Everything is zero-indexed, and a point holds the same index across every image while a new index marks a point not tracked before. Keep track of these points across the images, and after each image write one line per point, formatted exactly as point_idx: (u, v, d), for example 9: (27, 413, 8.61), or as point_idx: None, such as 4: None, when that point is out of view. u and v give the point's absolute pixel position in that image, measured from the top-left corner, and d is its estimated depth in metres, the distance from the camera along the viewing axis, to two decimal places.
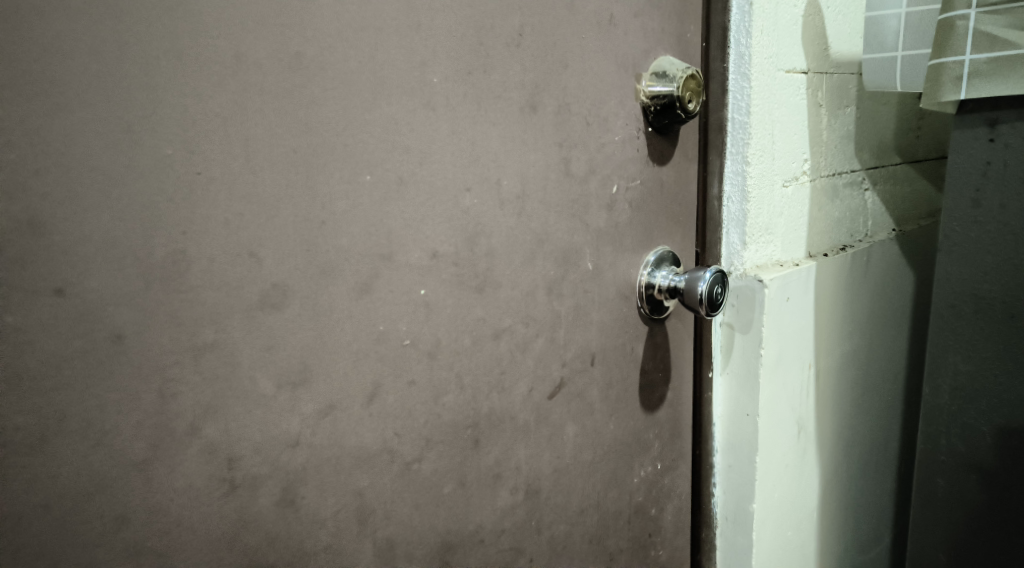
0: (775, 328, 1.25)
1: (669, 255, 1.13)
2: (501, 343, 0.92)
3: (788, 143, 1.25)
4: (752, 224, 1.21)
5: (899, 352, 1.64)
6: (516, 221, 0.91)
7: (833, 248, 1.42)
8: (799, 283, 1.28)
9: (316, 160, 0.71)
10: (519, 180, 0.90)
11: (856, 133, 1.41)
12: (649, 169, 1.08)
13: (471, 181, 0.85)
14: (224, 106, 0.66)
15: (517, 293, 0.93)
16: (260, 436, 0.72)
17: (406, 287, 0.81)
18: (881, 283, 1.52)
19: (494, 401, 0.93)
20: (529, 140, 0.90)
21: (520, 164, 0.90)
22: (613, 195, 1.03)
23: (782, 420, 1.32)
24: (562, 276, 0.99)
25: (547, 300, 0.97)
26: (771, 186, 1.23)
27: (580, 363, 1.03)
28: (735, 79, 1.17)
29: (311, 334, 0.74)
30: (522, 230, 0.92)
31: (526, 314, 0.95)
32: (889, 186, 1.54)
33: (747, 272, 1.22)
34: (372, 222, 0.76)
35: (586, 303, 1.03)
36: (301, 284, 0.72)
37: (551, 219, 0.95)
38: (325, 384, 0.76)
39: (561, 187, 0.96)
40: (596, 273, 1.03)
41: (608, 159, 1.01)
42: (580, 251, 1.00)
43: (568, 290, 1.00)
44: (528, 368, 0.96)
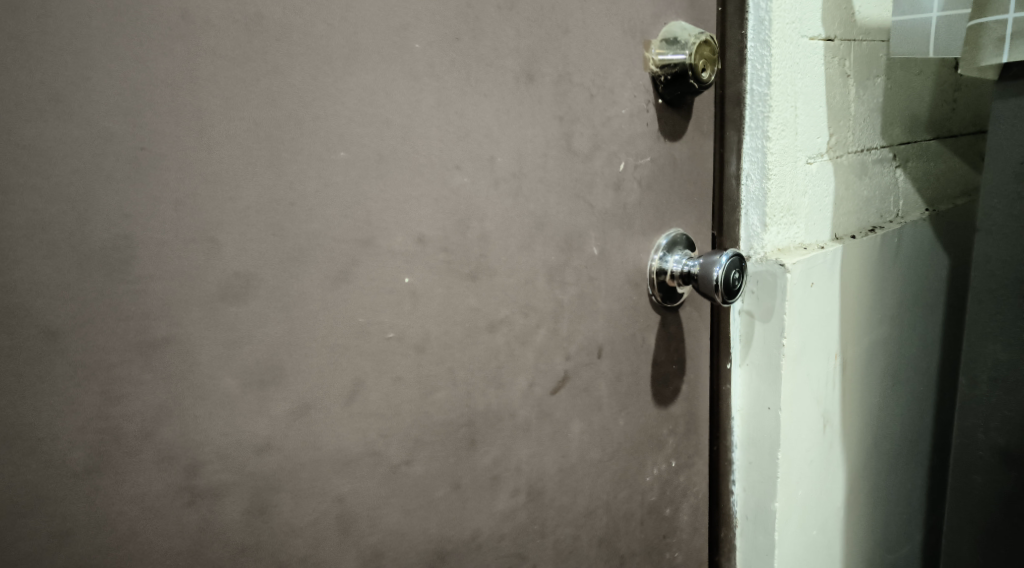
0: (798, 315, 1.16)
1: (682, 238, 1.05)
2: (497, 336, 0.85)
3: (812, 116, 1.16)
4: (773, 204, 1.13)
5: (931, 339, 1.55)
6: (512, 202, 0.84)
7: (861, 229, 1.33)
8: (824, 268, 1.20)
9: (281, 135, 0.64)
10: (515, 157, 0.83)
11: (886, 106, 1.32)
12: (660, 145, 1.00)
13: (461, 158, 0.78)
14: (171, 73, 0.59)
15: (515, 281, 0.86)
16: (228, 438, 0.65)
17: (389, 275, 0.74)
18: (912, 266, 1.43)
19: (492, 397, 0.86)
20: (526, 113, 0.83)
21: (516, 139, 0.82)
22: (620, 173, 0.95)
23: (805, 413, 1.24)
24: (564, 262, 0.91)
25: (548, 288, 0.90)
26: (793, 162, 1.15)
27: (586, 356, 0.96)
28: (755, 47, 1.08)
29: (281, 328, 0.67)
30: (519, 212, 0.85)
31: (525, 304, 0.87)
32: (921, 163, 1.45)
33: (768, 256, 1.14)
34: (349, 203, 0.70)
35: (591, 291, 0.95)
36: (268, 273, 0.65)
37: (552, 199, 0.88)
38: (299, 382, 0.69)
39: (563, 164, 0.88)
40: (602, 259, 0.96)
41: (615, 135, 0.93)
42: (584, 235, 0.93)
43: (570, 277, 0.92)
44: (528, 362, 0.89)
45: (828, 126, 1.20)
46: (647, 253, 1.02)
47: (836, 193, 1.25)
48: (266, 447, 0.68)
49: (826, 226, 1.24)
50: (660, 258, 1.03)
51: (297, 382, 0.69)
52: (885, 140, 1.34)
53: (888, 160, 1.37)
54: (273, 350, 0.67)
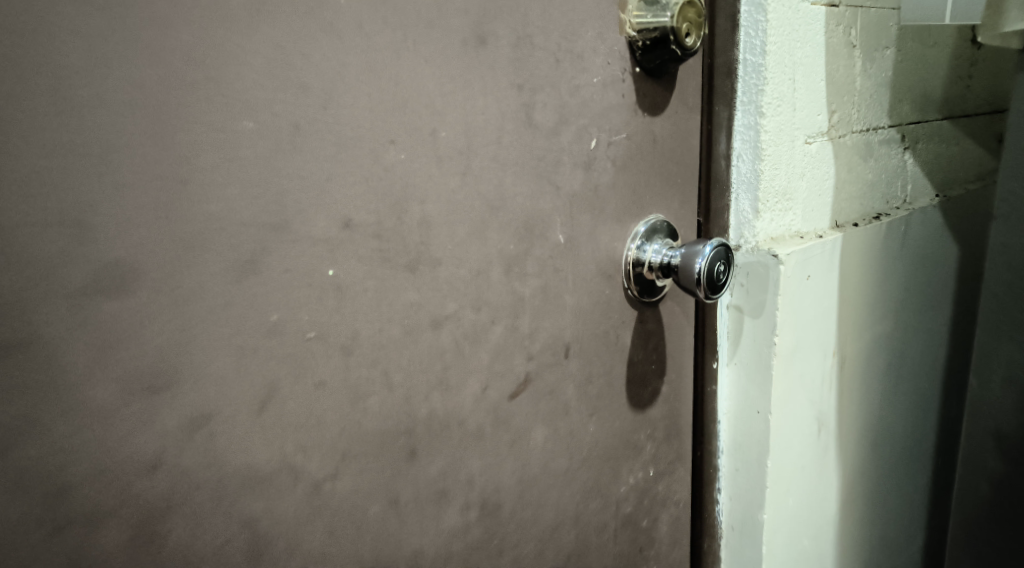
0: (792, 310, 1.06)
1: (663, 225, 0.94)
2: (443, 334, 0.75)
3: (812, 91, 1.05)
4: (766, 187, 1.02)
5: (938, 335, 1.44)
6: (459, 182, 0.74)
7: (865, 216, 1.22)
8: (822, 258, 1.09)
9: (167, 99, 0.55)
10: (462, 130, 0.73)
11: (896, 82, 1.21)
12: (638, 120, 0.89)
13: (394, 130, 0.68)
14: (21, 20, 0.51)
15: (465, 272, 0.76)
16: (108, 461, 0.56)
17: (307, 266, 0.63)
18: (919, 257, 1.32)
19: (439, 404, 0.75)
20: (478, 80, 0.73)
21: (463, 110, 0.72)
22: (593, 152, 0.85)
23: (799, 416, 1.14)
24: (524, 250, 0.81)
25: (505, 280, 0.79)
26: (790, 142, 1.04)
27: (550, 355, 0.86)
28: (749, 12, 0.97)
29: (173, 327, 0.57)
30: (468, 193, 0.74)
31: (477, 298, 0.77)
32: (933, 144, 1.33)
33: (759, 245, 1.04)
34: (262, 180, 0.60)
35: (557, 282, 0.85)
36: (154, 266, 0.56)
37: (509, 179, 0.77)
38: (201, 392, 0.59)
39: (521, 139, 0.78)
40: (570, 247, 0.85)
41: (585, 107, 0.83)
42: (548, 220, 0.82)
43: (531, 267, 0.82)
44: (481, 363, 0.79)
45: (830, 102, 1.09)
46: (624, 240, 0.92)
47: (837, 176, 1.14)
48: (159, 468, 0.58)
49: (826, 213, 1.13)
50: (636, 247, 0.92)
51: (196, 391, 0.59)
52: (893, 119, 1.23)
53: (896, 141, 1.25)
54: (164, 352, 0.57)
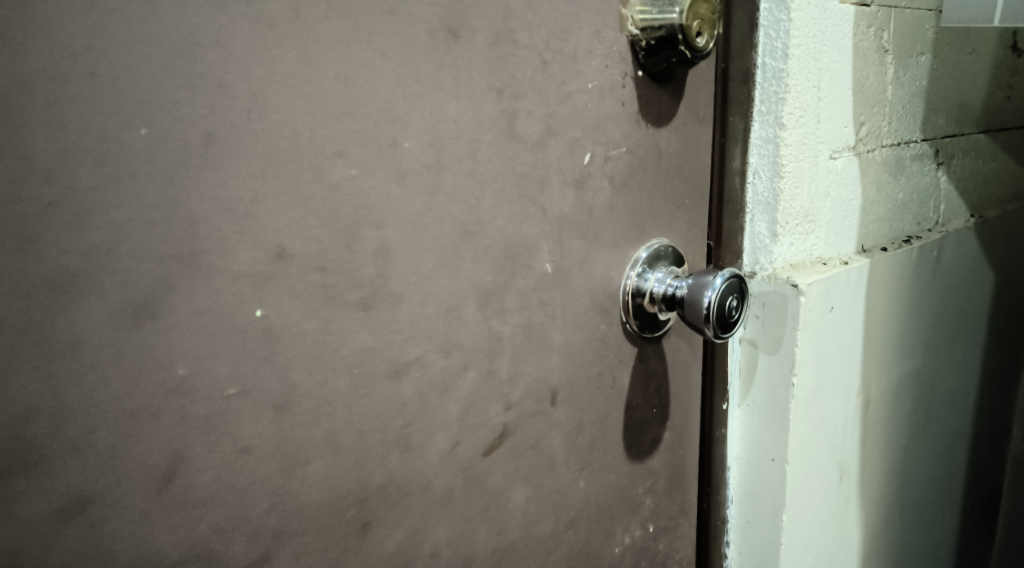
0: (813, 347, 0.94)
1: (667, 250, 0.83)
2: (404, 384, 0.63)
3: (840, 100, 0.93)
4: (786, 208, 0.90)
5: (969, 369, 1.32)
6: (426, 202, 0.62)
7: (894, 239, 1.10)
8: (848, 288, 0.97)
9: (34, 100, 0.45)
10: (430, 141, 0.61)
11: (930, 91, 1.09)
12: (640, 131, 0.78)
13: (342, 141, 0.55)
14: None
15: (432, 310, 0.64)
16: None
17: (228, 306, 0.52)
18: (952, 284, 1.20)
19: (399, 467, 0.63)
20: (449, 82, 0.61)
21: (431, 117, 0.61)
22: (587, 168, 0.74)
23: (818, 464, 1.02)
24: (503, 281, 0.69)
25: (481, 317, 0.67)
26: (813, 157, 0.92)
27: (534, 404, 0.74)
28: (770, 9, 0.85)
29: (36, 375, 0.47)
30: (437, 217, 0.63)
31: (447, 340, 0.65)
32: (968, 160, 1.21)
33: (777, 273, 0.92)
34: (159, 199, 0.49)
35: (543, 319, 0.73)
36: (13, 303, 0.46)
37: (486, 199, 0.66)
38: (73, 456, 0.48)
39: (501, 152, 0.66)
40: (560, 278, 0.74)
41: (577, 116, 0.72)
42: (533, 248, 0.70)
43: (512, 302, 0.70)
44: (451, 417, 0.67)
45: (859, 113, 0.97)
46: (623, 269, 0.80)
47: (865, 196, 1.02)
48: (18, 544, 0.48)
49: (852, 238, 1.01)
50: (636, 275, 0.80)
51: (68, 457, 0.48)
52: (926, 133, 1.10)
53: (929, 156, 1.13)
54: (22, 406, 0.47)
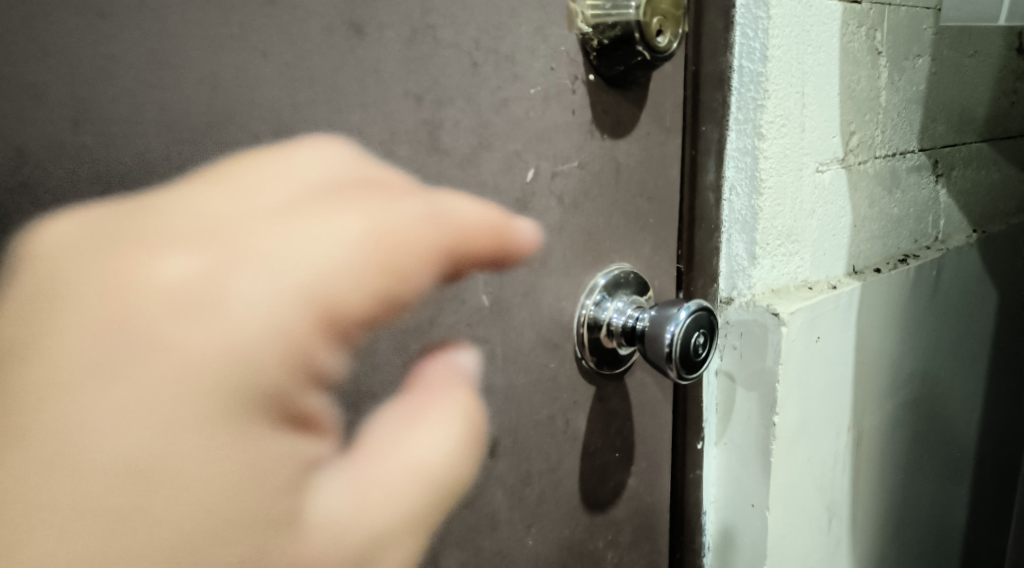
0: (796, 382, 0.84)
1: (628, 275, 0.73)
2: (303, 443, 0.53)
3: (827, 107, 0.84)
4: (766, 228, 0.81)
5: (973, 393, 1.22)
6: (326, 228, 0.53)
7: (889, 258, 1.00)
8: (837, 315, 0.87)
9: None
10: (329, 156, 0.53)
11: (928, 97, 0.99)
12: (595, 143, 0.69)
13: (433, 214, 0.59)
14: None
15: (339, 355, 0.54)
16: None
17: (60, 360, 0.46)
18: (953, 305, 1.10)
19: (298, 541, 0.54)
20: (354, 88, 0.53)
21: (330, 129, 0.52)
22: (532, 186, 0.65)
23: (805, 508, 0.92)
24: (428, 318, 0.59)
25: (400, 360, 0.58)
26: (798, 170, 0.83)
27: (470, 458, 0.64)
28: (747, 6, 0.76)
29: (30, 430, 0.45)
30: (341, 246, 0.54)
31: (357, 390, 0.56)
32: (971, 171, 1.12)
33: (757, 300, 0.82)
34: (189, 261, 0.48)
35: (479, 359, 0.63)
36: (221, 348, 0.49)
37: (405, 222, 0.57)
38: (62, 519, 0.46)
39: (421, 169, 0.57)
40: (500, 312, 0.64)
41: (517, 126, 0.62)
42: (465, 278, 0.61)
43: (441, 341, 0.60)
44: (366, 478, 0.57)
45: (848, 121, 0.87)
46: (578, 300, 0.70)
47: (856, 212, 0.92)
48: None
49: (842, 258, 0.92)
50: (594, 304, 0.71)
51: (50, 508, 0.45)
52: (924, 142, 1.01)
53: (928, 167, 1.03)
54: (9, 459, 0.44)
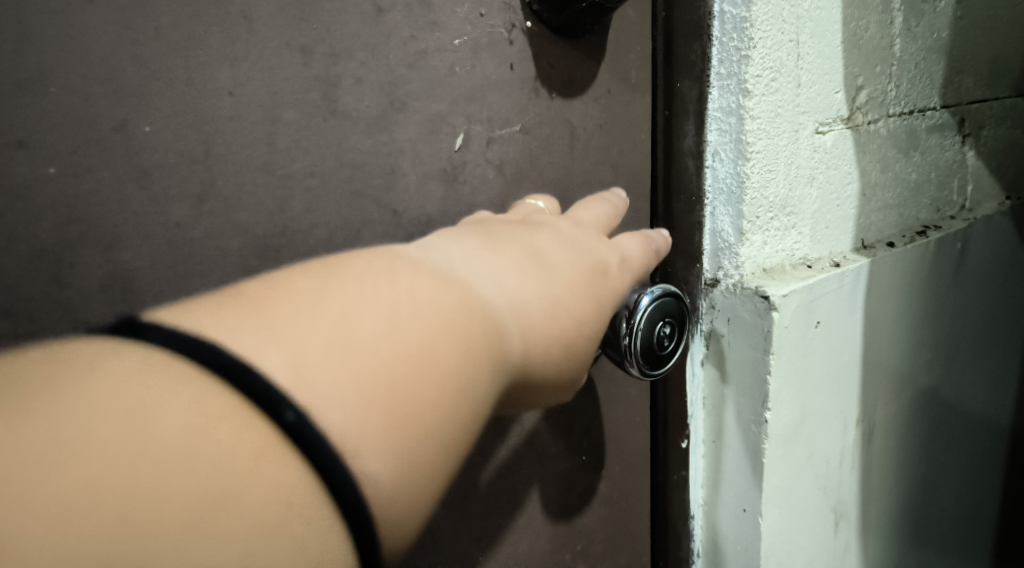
0: (792, 374, 0.73)
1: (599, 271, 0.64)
2: None
3: (828, 57, 0.73)
4: (755, 199, 0.70)
5: (1005, 374, 1.11)
6: (194, 211, 0.45)
7: (906, 230, 0.89)
8: (841, 297, 0.76)
9: None
10: (190, 122, 0.45)
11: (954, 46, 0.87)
12: (542, 102, 0.59)
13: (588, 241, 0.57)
14: None
15: None
16: (208, 351, 0.39)
17: None
18: (982, 280, 0.99)
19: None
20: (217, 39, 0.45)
21: (185, 90, 0.44)
22: (464, 157, 0.55)
23: (808, 516, 0.80)
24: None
25: None
26: (792, 131, 0.72)
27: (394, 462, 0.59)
28: None
29: (324, 280, 0.44)
30: (213, 233, 0.46)
31: None
32: (1004, 130, 1.00)
33: (746, 282, 0.71)
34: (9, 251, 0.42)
35: None
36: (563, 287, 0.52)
37: (297, 201, 0.48)
38: (458, 413, 0.44)
39: (314, 137, 0.48)
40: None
41: (439, 84, 0.53)
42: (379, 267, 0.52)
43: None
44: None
45: (854, 74, 0.76)
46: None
47: (865, 179, 0.81)
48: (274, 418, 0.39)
49: (848, 232, 0.81)
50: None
51: (290, 357, 0.40)
52: (946, 98, 0.89)
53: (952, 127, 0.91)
54: (427, 329, 0.44)
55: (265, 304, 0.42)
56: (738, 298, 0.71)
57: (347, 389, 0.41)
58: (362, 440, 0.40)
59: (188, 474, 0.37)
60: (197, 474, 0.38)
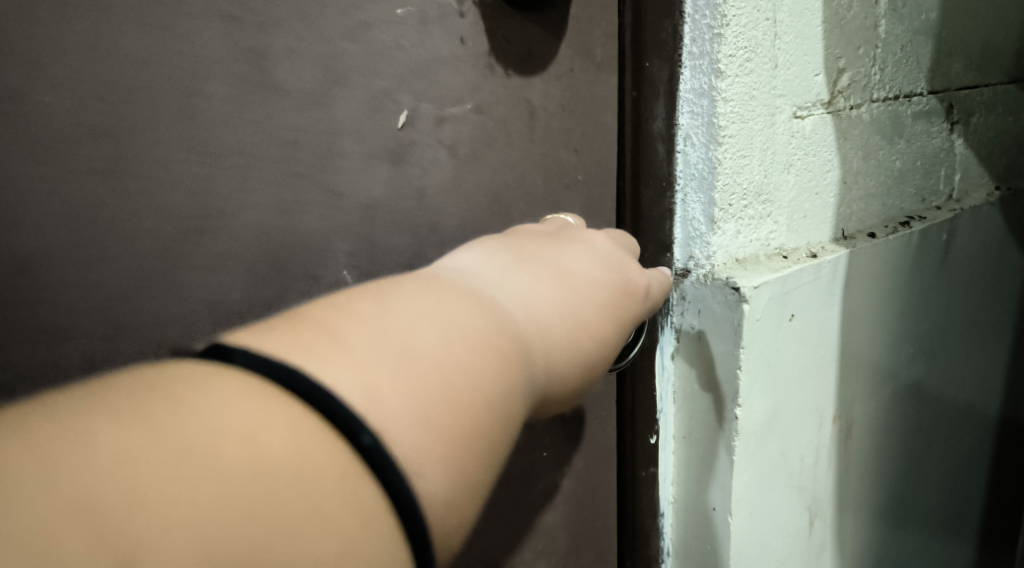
0: (766, 369, 0.70)
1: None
2: None
3: (808, 38, 0.69)
4: (728, 185, 0.67)
5: (993, 370, 1.08)
6: (101, 185, 0.44)
7: (889, 220, 0.85)
8: (818, 289, 0.73)
9: None
10: (97, 95, 0.44)
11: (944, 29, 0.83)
12: (498, 78, 0.56)
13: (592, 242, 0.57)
14: None
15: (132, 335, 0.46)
16: (287, 374, 0.37)
17: None
18: (968, 273, 0.96)
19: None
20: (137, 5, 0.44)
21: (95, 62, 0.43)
22: (411, 137, 0.52)
23: (782, 516, 0.78)
24: (265, 303, 0.49)
25: None
26: (769, 114, 0.68)
27: None
28: None
29: (385, 298, 0.42)
30: (130, 209, 0.45)
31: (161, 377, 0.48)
32: (995, 118, 0.96)
33: (717, 272, 0.68)
34: None
35: None
36: (595, 305, 0.51)
37: (221, 178, 0.47)
38: (513, 434, 0.43)
39: (238, 112, 0.47)
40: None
41: (380, 57, 0.50)
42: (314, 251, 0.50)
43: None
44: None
45: (835, 56, 0.72)
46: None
47: (847, 166, 0.78)
48: (351, 441, 0.37)
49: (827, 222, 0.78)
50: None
51: (350, 372, 0.38)
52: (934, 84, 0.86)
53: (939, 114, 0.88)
54: (478, 347, 0.42)
55: (334, 323, 0.40)
56: (715, 291, 0.68)
57: (413, 408, 0.39)
58: (427, 460, 0.38)
59: (270, 510, 0.35)
60: (299, 507, 0.35)
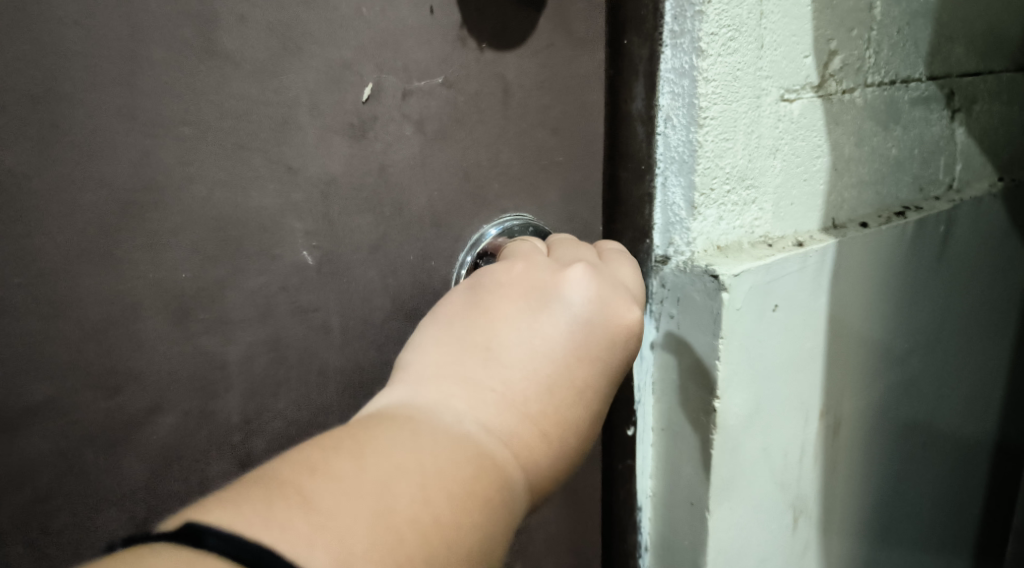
0: (745, 361, 0.68)
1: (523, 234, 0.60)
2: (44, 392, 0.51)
3: (796, 17, 0.66)
4: (709, 170, 0.64)
5: (996, 366, 1.05)
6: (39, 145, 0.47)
7: (883, 210, 0.82)
8: (803, 278, 0.70)
9: None
10: (39, 61, 0.47)
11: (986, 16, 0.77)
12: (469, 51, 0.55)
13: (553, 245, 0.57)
14: None
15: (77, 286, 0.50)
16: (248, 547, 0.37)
17: None
18: (968, 266, 0.93)
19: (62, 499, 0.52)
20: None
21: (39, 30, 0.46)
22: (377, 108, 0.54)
23: (763, 512, 0.75)
24: (218, 279, 0.53)
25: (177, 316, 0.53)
26: (754, 96, 0.65)
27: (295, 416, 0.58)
28: None
29: (359, 453, 0.42)
30: (82, 174, 0.49)
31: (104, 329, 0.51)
32: (999, 105, 0.93)
33: (697, 259, 0.65)
34: None
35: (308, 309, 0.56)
36: (564, 387, 0.50)
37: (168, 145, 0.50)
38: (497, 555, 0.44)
39: (182, 84, 0.50)
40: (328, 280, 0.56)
41: (337, 32, 0.52)
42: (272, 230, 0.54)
43: (236, 306, 0.54)
44: (153, 445, 0.54)
45: (828, 35, 0.69)
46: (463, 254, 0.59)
47: (841, 150, 0.75)
48: None
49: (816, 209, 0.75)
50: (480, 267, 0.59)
51: (314, 543, 0.38)
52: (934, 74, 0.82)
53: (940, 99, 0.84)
54: (455, 497, 0.42)
55: (309, 489, 0.40)
56: (693, 279, 0.65)
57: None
58: None
59: None
60: None
